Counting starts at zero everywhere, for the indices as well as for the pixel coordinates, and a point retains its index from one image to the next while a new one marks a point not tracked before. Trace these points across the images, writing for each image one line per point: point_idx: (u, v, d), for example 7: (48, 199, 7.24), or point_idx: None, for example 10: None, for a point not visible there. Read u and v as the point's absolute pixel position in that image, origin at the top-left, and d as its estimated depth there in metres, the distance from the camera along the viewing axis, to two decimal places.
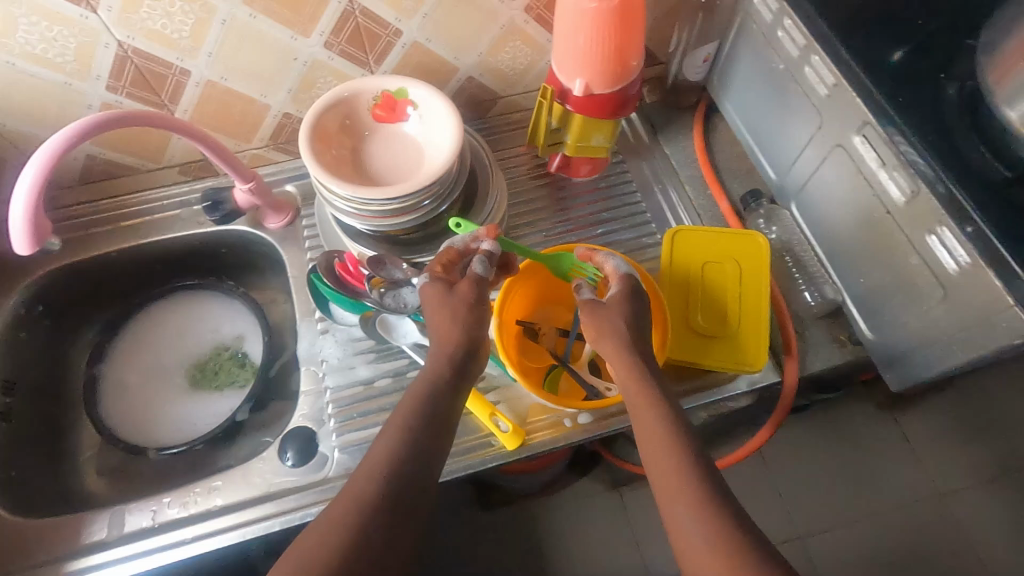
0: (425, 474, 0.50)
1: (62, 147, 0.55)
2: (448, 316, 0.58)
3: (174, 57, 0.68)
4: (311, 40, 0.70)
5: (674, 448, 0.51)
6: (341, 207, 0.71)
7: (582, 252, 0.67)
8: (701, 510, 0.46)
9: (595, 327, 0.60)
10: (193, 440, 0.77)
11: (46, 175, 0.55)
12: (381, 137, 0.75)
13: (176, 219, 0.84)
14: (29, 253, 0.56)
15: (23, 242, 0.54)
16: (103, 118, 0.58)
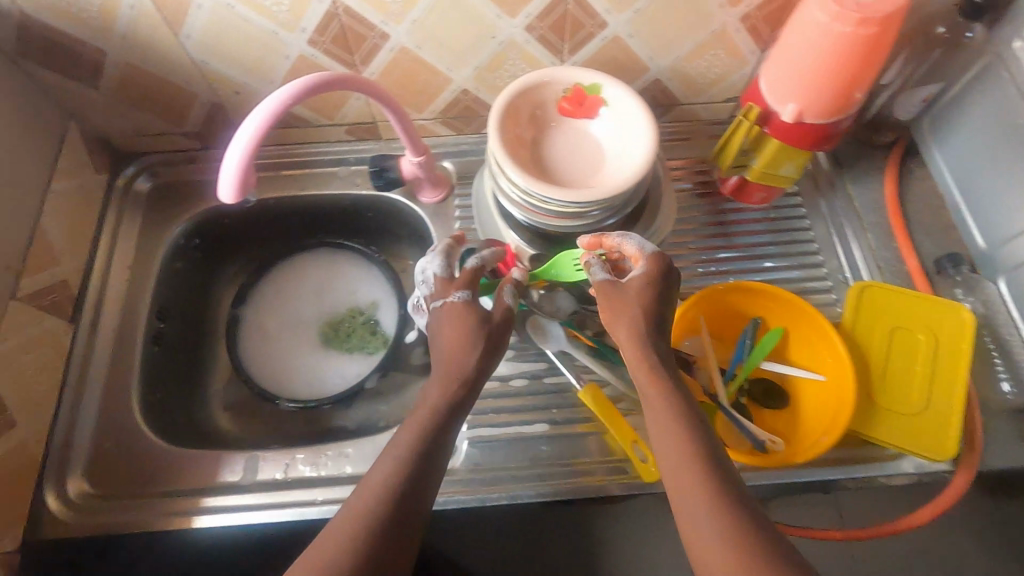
0: (422, 493, 0.47)
1: (281, 106, 0.55)
2: (457, 337, 0.56)
3: (380, 20, 0.66)
4: (515, 20, 0.67)
5: (691, 470, 0.46)
6: (513, 197, 0.69)
7: (589, 240, 0.61)
8: (713, 508, 0.43)
9: (610, 310, 0.56)
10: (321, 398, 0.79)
11: (264, 131, 0.54)
12: (566, 130, 0.71)
13: (334, 176, 0.85)
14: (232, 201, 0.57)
15: (230, 191, 0.55)
16: (316, 79, 0.57)
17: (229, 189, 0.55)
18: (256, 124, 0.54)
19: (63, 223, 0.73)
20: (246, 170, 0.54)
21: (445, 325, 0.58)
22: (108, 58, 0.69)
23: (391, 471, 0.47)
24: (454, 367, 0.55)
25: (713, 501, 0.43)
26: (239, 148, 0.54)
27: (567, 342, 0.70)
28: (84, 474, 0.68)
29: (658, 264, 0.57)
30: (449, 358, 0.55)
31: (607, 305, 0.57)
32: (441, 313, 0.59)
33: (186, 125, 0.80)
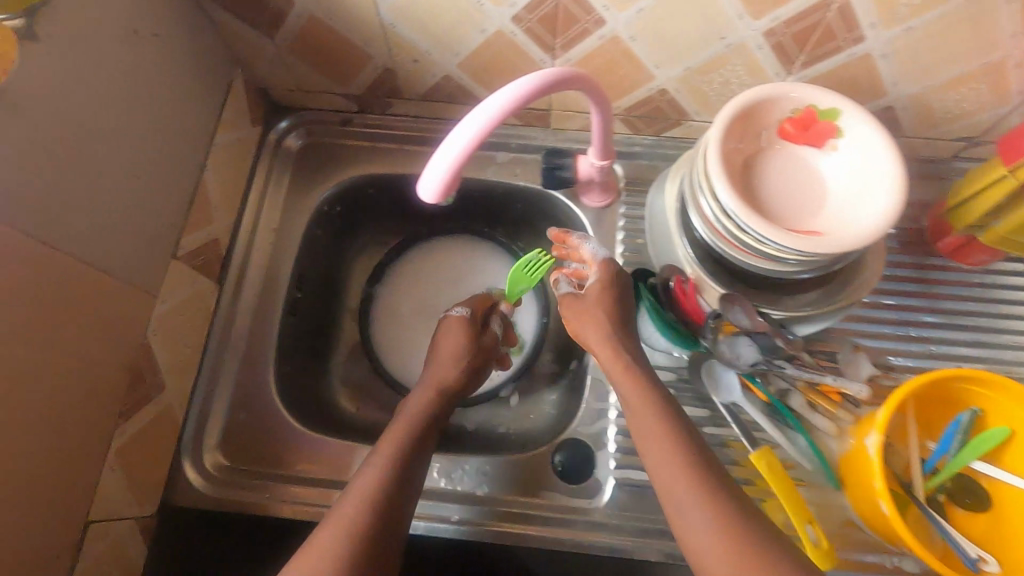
0: (400, 532, 0.52)
1: (510, 110, 0.47)
2: (450, 351, 0.68)
3: (602, 4, 0.57)
4: (757, 23, 0.57)
5: (686, 479, 0.50)
6: (710, 218, 0.61)
7: (556, 235, 0.69)
8: (714, 508, 0.47)
9: (587, 318, 0.63)
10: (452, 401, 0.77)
11: (484, 137, 0.48)
12: (785, 154, 0.62)
13: (491, 162, 0.78)
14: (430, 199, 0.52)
15: (432, 195, 0.50)
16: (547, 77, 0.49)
17: (431, 193, 0.50)
18: (476, 129, 0.47)
19: (220, 179, 0.69)
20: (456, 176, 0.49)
21: (448, 343, 0.69)
22: (294, 9, 0.62)
23: (374, 483, 0.53)
24: (440, 367, 0.67)
25: (716, 502, 0.47)
26: (454, 155, 0.48)
27: (741, 394, 0.64)
28: (219, 444, 0.66)
29: (611, 269, 0.65)
30: (441, 361, 0.67)
31: (571, 320, 0.65)
32: (449, 330, 0.70)
33: (350, 87, 0.74)
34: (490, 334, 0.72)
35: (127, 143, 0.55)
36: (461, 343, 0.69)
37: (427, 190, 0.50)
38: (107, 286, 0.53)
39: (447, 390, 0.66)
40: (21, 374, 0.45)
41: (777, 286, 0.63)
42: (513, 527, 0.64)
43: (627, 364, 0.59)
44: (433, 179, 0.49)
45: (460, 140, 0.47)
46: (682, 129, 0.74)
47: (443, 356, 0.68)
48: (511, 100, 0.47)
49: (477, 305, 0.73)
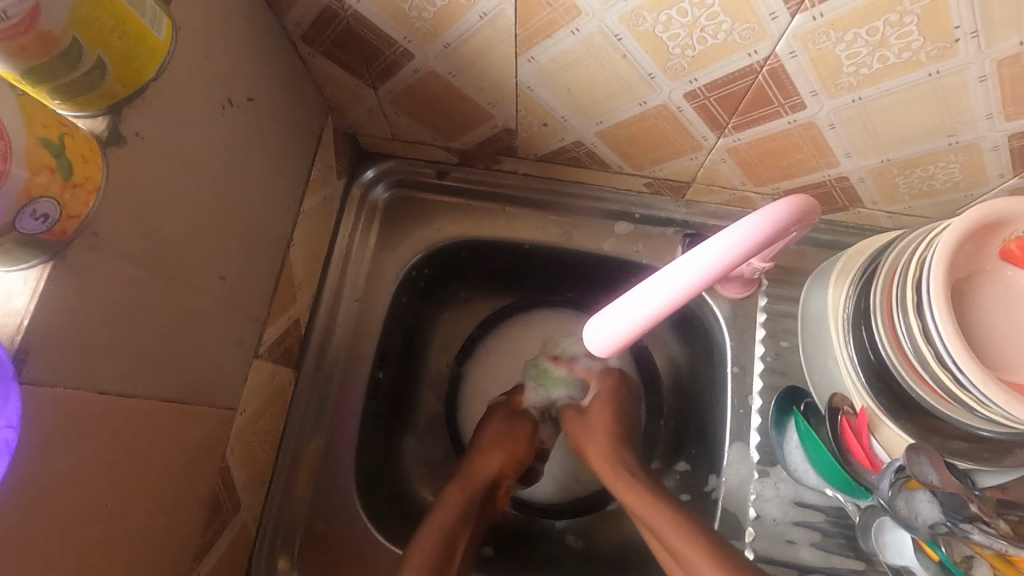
0: None
1: (742, 260, 0.38)
2: (494, 444, 0.63)
3: (809, 90, 0.45)
4: (1005, 125, 0.45)
5: None
6: (903, 349, 0.50)
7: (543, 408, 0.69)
8: None
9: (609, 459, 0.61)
10: (551, 506, 0.70)
11: (701, 286, 0.39)
12: (1003, 280, 0.50)
13: (610, 232, 0.68)
14: (599, 349, 0.45)
15: (626, 334, 0.42)
16: (791, 222, 0.38)
17: (625, 333, 0.42)
18: (714, 263, 0.38)
19: (306, 248, 0.59)
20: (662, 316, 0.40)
21: (491, 436, 0.64)
22: (411, 62, 0.51)
23: None
24: (489, 459, 0.62)
25: None
26: (667, 297, 0.39)
27: (913, 556, 0.53)
28: (294, 560, 0.58)
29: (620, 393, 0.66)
30: (488, 452, 0.63)
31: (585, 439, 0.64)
32: (490, 424, 0.65)
33: (455, 141, 0.63)
34: (531, 428, 0.66)
35: (221, 240, 0.44)
36: (502, 435, 0.64)
37: (620, 328, 0.42)
38: (193, 416, 0.44)
39: (495, 478, 0.62)
40: (95, 557, 0.36)
41: (968, 436, 0.53)
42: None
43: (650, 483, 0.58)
44: (646, 307, 0.40)
45: (701, 266, 0.38)
46: (847, 215, 0.62)
47: (489, 452, 0.63)
48: (767, 230, 0.37)
49: (515, 400, 0.68)
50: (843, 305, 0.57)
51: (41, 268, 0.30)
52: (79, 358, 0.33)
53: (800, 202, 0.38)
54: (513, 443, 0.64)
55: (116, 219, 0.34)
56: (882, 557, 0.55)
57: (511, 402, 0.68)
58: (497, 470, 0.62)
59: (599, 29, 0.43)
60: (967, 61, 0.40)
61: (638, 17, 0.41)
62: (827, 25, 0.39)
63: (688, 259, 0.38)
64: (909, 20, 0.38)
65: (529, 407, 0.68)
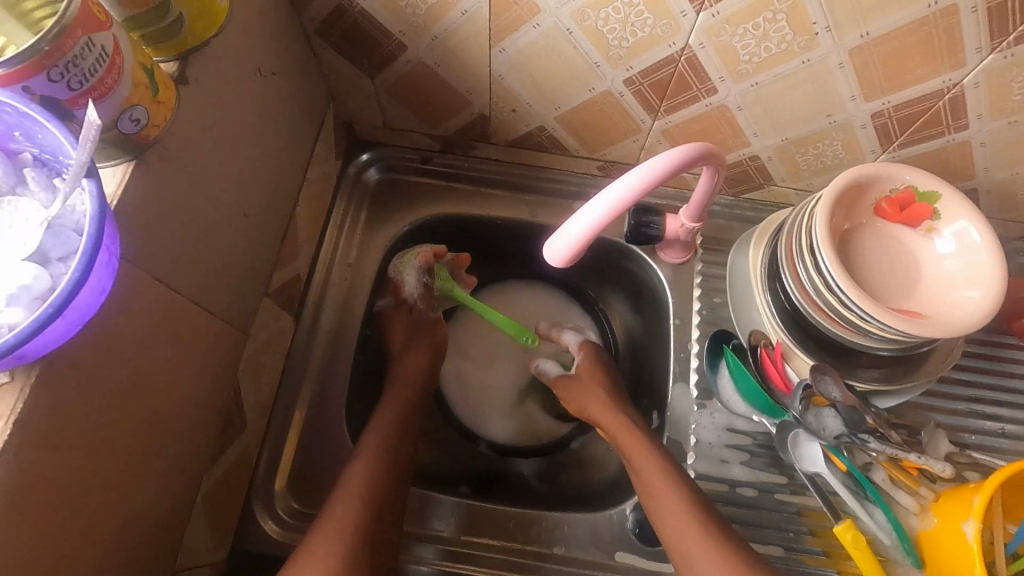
0: None
1: (653, 184, 0.47)
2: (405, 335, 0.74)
3: (718, 76, 0.58)
4: (867, 105, 0.59)
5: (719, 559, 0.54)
6: (806, 288, 0.61)
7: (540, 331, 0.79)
8: None
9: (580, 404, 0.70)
10: (519, 450, 0.76)
11: (626, 205, 0.48)
12: (875, 230, 0.63)
13: (569, 210, 0.78)
14: (553, 262, 0.52)
15: (562, 257, 0.50)
16: (686, 158, 0.49)
17: (570, 245, 0.49)
18: (619, 198, 0.47)
19: (307, 213, 0.69)
20: (589, 242, 0.49)
21: (402, 343, 0.73)
22: (404, 54, 0.62)
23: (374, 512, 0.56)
24: (416, 357, 0.72)
25: None
26: (600, 212, 0.47)
27: (823, 466, 0.64)
28: (288, 486, 0.64)
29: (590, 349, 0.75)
30: (414, 352, 0.73)
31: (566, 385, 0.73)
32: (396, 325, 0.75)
33: (437, 127, 0.74)
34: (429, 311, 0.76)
35: (245, 182, 0.54)
36: (412, 335, 0.74)
37: (557, 251, 0.50)
38: (215, 327, 0.52)
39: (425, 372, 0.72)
40: (136, 421, 0.44)
41: (866, 360, 0.64)
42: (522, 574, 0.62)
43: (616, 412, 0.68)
44: (586, 220, 0.48)
45: (624, 185, 0.47)
46: (762, 192, 0.75)
47: (413, 353, 0.73)
48: (663, 170, 0.47)
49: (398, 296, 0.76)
50: (760, 264, 0.69)
51: (126, 165, 0.39)
52: (144, 242, 0.41)
53: (693, 149, 0.49)
54: (420, 334, 0.74)
55: (179, 140, 0.43)
56: (798, 466, 0.65)
57: (395, 301, 0.76)
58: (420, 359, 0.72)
59: (554, 24, 0.55)
60: (827, 51, 0.54)
61: (584, 14, 0.54)
62: (724, 21, 0.52)
63: (615, 184, 0.47)
64: (780, 17, 0.51)
65: (409, 292, 0.75)
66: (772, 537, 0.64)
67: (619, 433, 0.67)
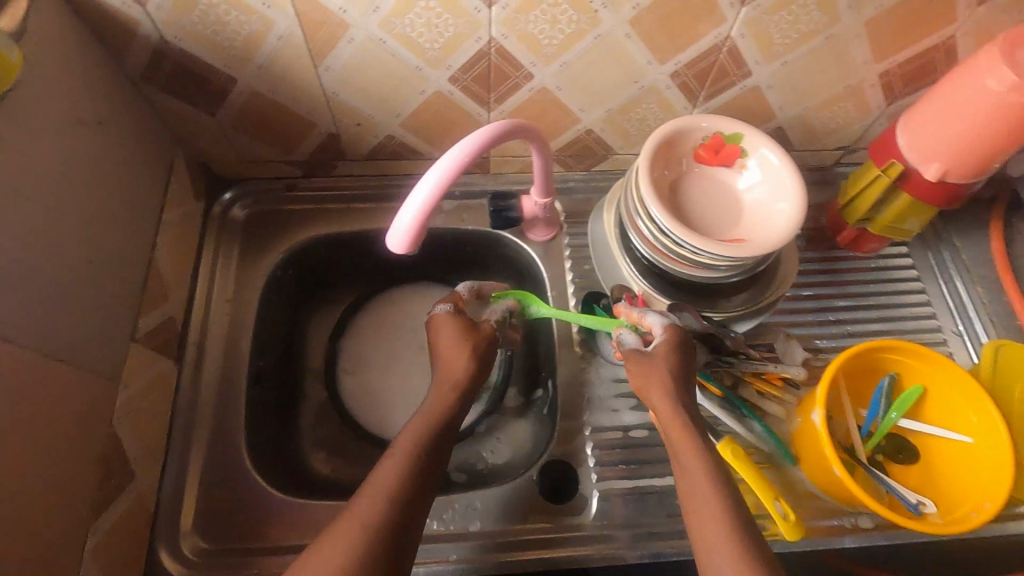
0: None
1: (463, 164, 0.51)
2: (455, 347, 0.62)
3: (529, 61, 0.64)
4: (663, 67, 0.66)
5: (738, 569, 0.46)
6: (650, 239, 0.68)
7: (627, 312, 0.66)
8: None
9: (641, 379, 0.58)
10: None
11: (445, 187, 0.52)
12: (698, 175, 0.70)
13: (439, 210, 0.82)
14: (398, 249, 0.56)
15: (400, 243, 0.54)
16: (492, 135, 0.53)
17: (405, 231, 0.53)
18: (435, 181, 0.51)
19: (171, 255, 0.69)
20: (423, 223, 0.53)
21: (447, 346, 0.62)
22: (236, 86, 0.65)
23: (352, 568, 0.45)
24: (458, 362, 0.61)
25: None
26: (423, 198, 0.52)
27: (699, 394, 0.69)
28: (196, 528, 0.63)
29: (677, 332, 0.61)
30: (456, 357, 0.61)
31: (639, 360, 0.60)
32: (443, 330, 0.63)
33: (293, 153, 0.76)
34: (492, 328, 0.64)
35: (84, 230, 0.54)
36: (464, 338, 0.62)
37: (397, 238, 0.54)
38: (76, 377, 0.52)
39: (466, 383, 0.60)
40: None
41: (720, 289, 0.71)
42: (541, 553, 0.65)
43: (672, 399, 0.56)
44: (413, 206, 0.52)
45: (438, 169, 0.51)
46: (609, 163, 0.82)
47: (454, 357, 0.61)
48: (471, 149, 0.52)
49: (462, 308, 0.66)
50: (614, 225, 0.75)
51: None
52: None
53: (498, 126, 0.54)
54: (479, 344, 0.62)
55: None
56: None
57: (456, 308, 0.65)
58: (464, 375, 0.60)
59: (367, 36, 0.60)
60: (611, 25, 0.61)
61: (390, 23, 0.58)
62: (514, 11, 0.58)
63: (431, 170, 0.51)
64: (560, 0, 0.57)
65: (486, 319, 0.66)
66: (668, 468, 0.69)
67: (670, 424, 0.56)
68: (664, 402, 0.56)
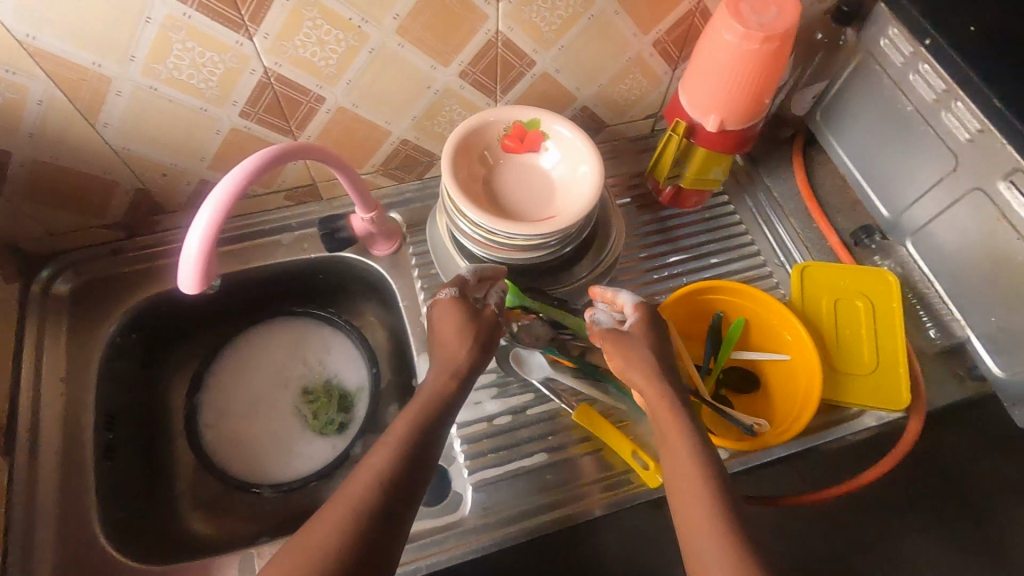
0: None
1: (234, 194, 0.52)
2: (454, 332, 0.62)
3: (315, 84, 0.66)
4: (449, 69, 0.69)
5: (723, 536, 0.48)
6: (475, 236, 0.70)
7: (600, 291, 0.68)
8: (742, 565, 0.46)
9: (621, 357, 0.60)
10: (306, 477, 0.76)
11: (222, 218, 0.52)
12: (510, 165, 0.73)
13: (278, 245, 0.82)
14: (194, 291, 0.54)
15: (191, 282, 0.53)
16: (261, 161, 0.55)
17: (191, 269, 0.52)
18: (210, 214, 0.51)
19: None
20: (208, 256, 0.52)
21: (448, 327, 0.63)
22: (16, 159, 0.63)
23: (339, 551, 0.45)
24: (455, 345, 0.61)
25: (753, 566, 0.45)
26: (200, 231, 0.51)
27: (550, 367, 0.72)
28: None
29: (650, 312, 0.64)
30: (458, 341, 0.62)
31: (608, 342, 0.62)
32: (448, 312, 0.63)
33: (106, 216, 0.74)
34: (493, 314, 0.65)
35: None
36: (462, 326, 0.62)
37: (185, 278, 0.52)
38: None
39: (465, 374, 0.61)
40: None
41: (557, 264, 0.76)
42: (558, 513, 0.68)
43: (653, 381, 0.59)
44: (194, 243, 0.52)
45: (210, 203, 0.51)
46: (438, 168, 0.85)
47: (454, 340, 0.62)
48: (240, 179, 0.53)
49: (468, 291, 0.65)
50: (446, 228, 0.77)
51: None
52: None
53: (262, 154, 0.55)
54: (475, 328, 0.63)
55: None
56: (528, 377, 0.73)
57: (461, 290, 0.65)
58: (463, 362, 0.61)
59: (135, 86, 0.59)
60: (380, 38, 0.63)
61: (153, 69, 0.58)
62: (277, 39, 0.59)
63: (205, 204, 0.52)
64: (319, 22, 0.59)
65: (490, 303, 0.65)
66: (536, 447, 0.71)
67: (654, 404, 0.58)
68: (652, 385, 0.58)
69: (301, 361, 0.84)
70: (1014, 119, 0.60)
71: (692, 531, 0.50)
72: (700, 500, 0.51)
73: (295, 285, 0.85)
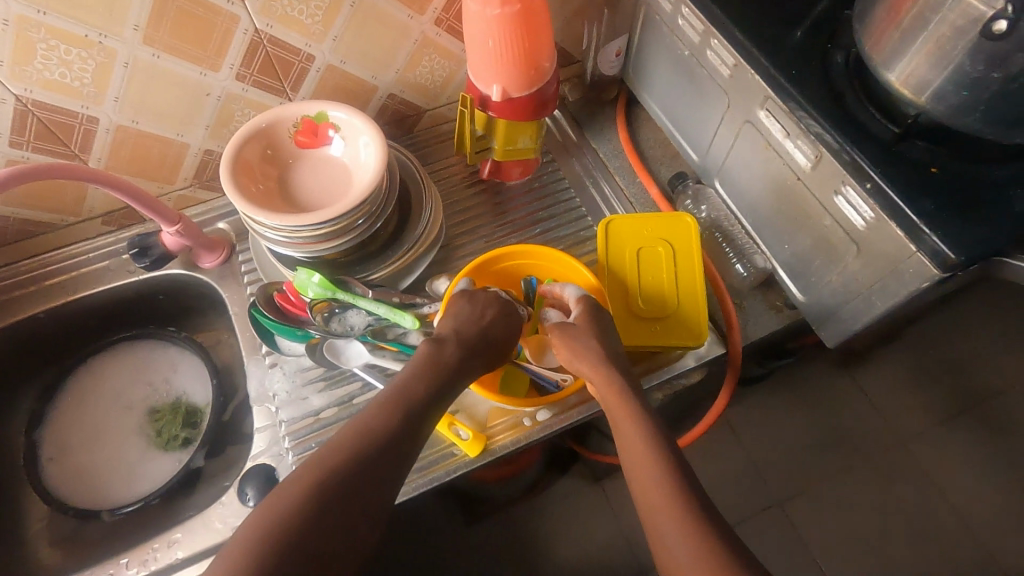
0: None
1: None
2: (474, 336, 0.64)
3: (79, 106, 0.66)
4: (221, 74, 0.70)
5: (674, 498, 0.50)
6: (277, 243, 0.70)
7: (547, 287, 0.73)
8: (687, 530, 0.48)
9: (572, 350, 0.63)
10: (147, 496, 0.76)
11: None
12: (307, 162, 0.74)
13: (101, 271, 0.81)
14: None
15: None
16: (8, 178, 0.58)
17: None
18: None
19: None
20: None
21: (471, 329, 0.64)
22: None
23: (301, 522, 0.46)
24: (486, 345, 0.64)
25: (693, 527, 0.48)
26: None
27: (369, 354, 0.73)
28: None
29: (590, 306, 0.66)
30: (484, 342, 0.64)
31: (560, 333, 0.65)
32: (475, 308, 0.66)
33: None
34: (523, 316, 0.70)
35: None
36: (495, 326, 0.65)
37: None
38: None
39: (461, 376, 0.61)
40: None
41: (374, 248, 0.76)
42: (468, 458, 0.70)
43: (601, 369, 0.61)
44: None
45: None
46: None
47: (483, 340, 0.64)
48: None
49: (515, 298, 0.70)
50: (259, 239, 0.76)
51: None
52: None
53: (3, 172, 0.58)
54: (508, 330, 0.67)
55: None
56: (347, 365, 0.74)
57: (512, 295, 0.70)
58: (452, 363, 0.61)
59: None
60: (128, 51, 0.63)
61: None
62: (14, 65, 0.60)
63: None
64: (54, 43, 0.60)
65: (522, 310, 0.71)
66: None
67: (604, 391, 0.60)
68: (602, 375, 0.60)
69: (145, 385, 0.85)
70: (755, 51, 0.62)
71: (650, 509, 0.51)
72: (649, 475, 0.53)
73: (132, 309, 0.85)
